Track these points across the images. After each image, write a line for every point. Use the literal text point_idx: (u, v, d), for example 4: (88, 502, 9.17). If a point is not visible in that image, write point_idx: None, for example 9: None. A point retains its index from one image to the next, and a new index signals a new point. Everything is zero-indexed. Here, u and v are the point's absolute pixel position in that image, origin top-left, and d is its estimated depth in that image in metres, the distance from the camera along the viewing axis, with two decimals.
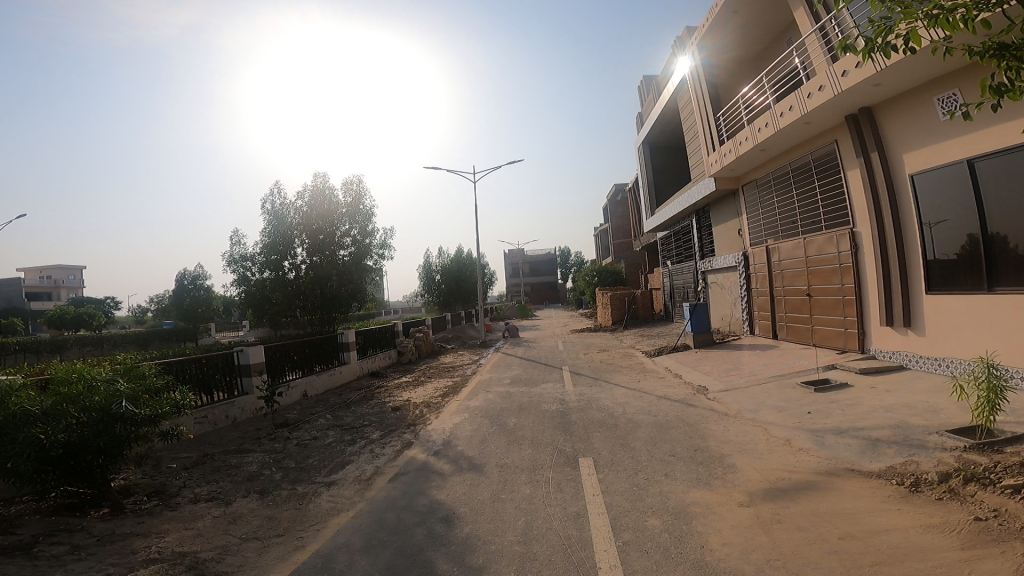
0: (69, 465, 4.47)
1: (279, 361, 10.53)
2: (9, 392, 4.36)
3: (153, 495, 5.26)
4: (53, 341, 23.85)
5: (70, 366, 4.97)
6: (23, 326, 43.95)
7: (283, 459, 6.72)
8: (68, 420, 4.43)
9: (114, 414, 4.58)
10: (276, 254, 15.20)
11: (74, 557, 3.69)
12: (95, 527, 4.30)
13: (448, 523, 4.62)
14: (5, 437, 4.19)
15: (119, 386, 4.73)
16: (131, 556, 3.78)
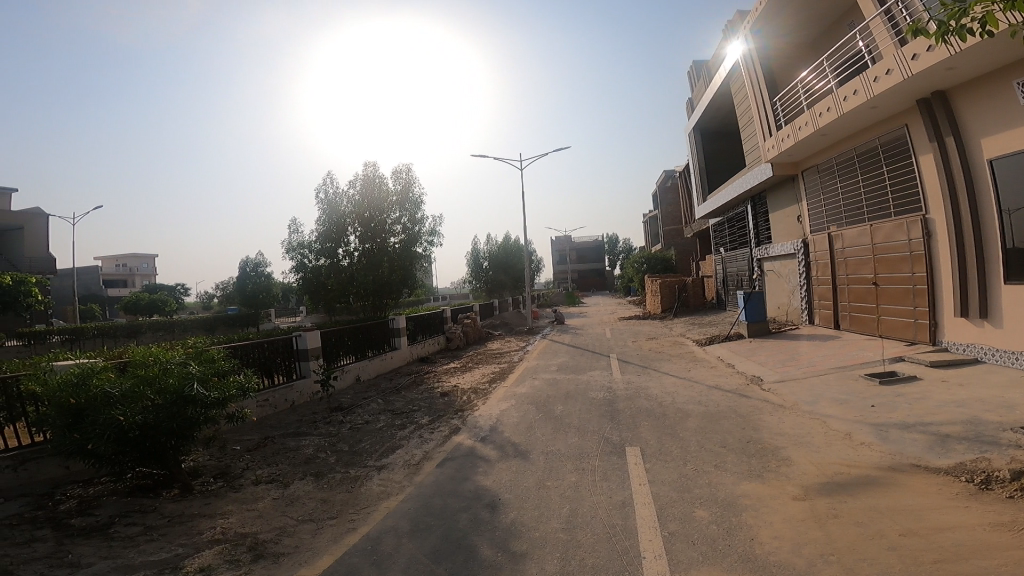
0: (144, 447, 4.82)
1: (334, 346, 10.92)
2: (92, 374, 4.72)
3: (219, 477, 5.60)
4: (128, 325, 25.19)
5: (146, 351, 5.33)
6: (104, 313, 46.46)
7: (337, 443, 7.01)
8: (145, 403, 4.75)
9: (187, 397, 4.91)
10: (330, 241, 15.68)
11: (147, 538, 4.00)
12: (165, 508, 4.63)
13: (493, 509, 4.72)
14: (88, 418, 4.55)
15: (191, 369, 5.06)
16: (197, 537, 4.06)
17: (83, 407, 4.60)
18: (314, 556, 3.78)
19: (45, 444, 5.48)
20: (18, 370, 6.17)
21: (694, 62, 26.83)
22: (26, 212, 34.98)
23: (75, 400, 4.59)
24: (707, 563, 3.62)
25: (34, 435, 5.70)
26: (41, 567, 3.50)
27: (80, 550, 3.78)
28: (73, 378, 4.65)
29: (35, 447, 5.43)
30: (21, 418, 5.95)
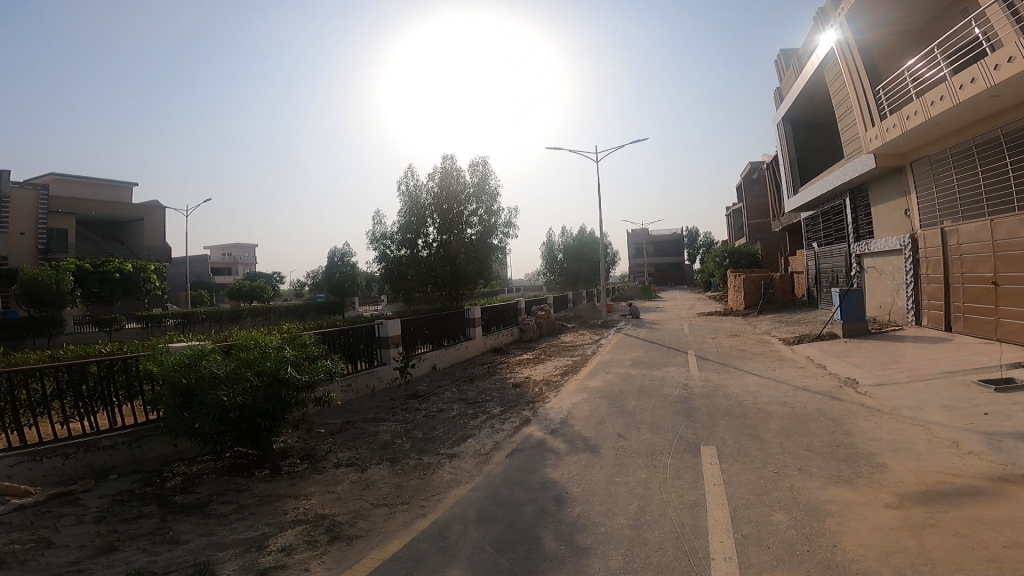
0: (242, 426, 5.30)
1: (412, 335, 11.37)
2: (202, 356, 5.23)
3: (305, 458, 6.04)
4: (231, 311, 27.15)
5: (249, 335, 5.83)
6: (211, 298, 50.36)
7: (413, 430, 7.34)
8: (246, 383, 5.22)
9: (282, 379, 5.34)
10: (411, 232, 16.25)
11: (239, 516, 4.42)
12: (257, 487, 5.07)
13: (560, 502, 4.81)
14: (196, 398, 5.07)
15: (286, 353, 5.49)
16: (283, 516, 4.44)
17: (193, 387, 5.12)
18: (385, 539, 4.03)
19: (158, 422, 6.14)
20: (139, 351, 6.93)
21: (781, 49, 25.47)
22: (145, 204, 38.45)
23: (188, 379, 5.13)
24: (780, 568, 3.53)
25: (151, 412, 6.40)
26: (144, 542, 3.97)
27: (181, 526, 4.24)
28: (186, 359, 5.18)
29: (149, 425, 6.10)
30: (141, 396, 6.70)
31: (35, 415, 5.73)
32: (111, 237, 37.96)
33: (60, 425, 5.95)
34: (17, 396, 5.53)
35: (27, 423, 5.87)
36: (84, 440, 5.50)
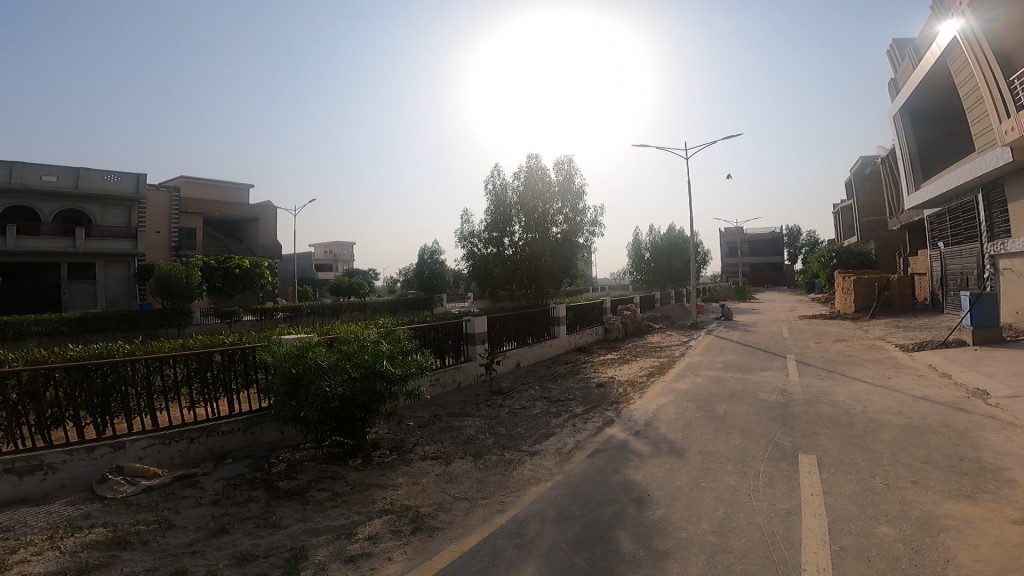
0: (341, 416, 5.65)
1: (498, 333, 11.57)
2: (307, 348, 5.63)
3: (394, 450, 6.33)
4: (332, 306, 28.73)
5: (349, 329, 6.18)
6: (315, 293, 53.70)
7: (496, 426, 7.48)
8: (347, 374, 5.57)
9: (378, 371, 5.64)
10: (497, 230, 16.52)
11: (333, 504, 4.72)
12: (350, 476, 5.39)
13: (640, 504, 4.73)
14: (302, 388, 5.46)
15: (382, 347, 5.79)
16: (371, 505, 4.69)
17: (300, 376, 5.52)
18: (464, 533, 4.15)
19: (267, 411, 6.69)
20: (254, 342, 7.56)
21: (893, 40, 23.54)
22: (259, 205, 41.66)
23: (296, 369, 5.54)
24: None
25: (261, 400, 6.97)
26: (249, 526, 4.33)
27: (281, 511, 4.59)
28: (294, 350, 5.60)
29: (259, 412, 6.66)
30: (254, 384, 7.31)
31: (167, 400, 6.42)
32: (230, 235, 41.46)
33: (186, 409, 6.62)
34: (152, 382, 6.22)
35: (160, 407, 6.58)
36: (205, 426, 6.09)
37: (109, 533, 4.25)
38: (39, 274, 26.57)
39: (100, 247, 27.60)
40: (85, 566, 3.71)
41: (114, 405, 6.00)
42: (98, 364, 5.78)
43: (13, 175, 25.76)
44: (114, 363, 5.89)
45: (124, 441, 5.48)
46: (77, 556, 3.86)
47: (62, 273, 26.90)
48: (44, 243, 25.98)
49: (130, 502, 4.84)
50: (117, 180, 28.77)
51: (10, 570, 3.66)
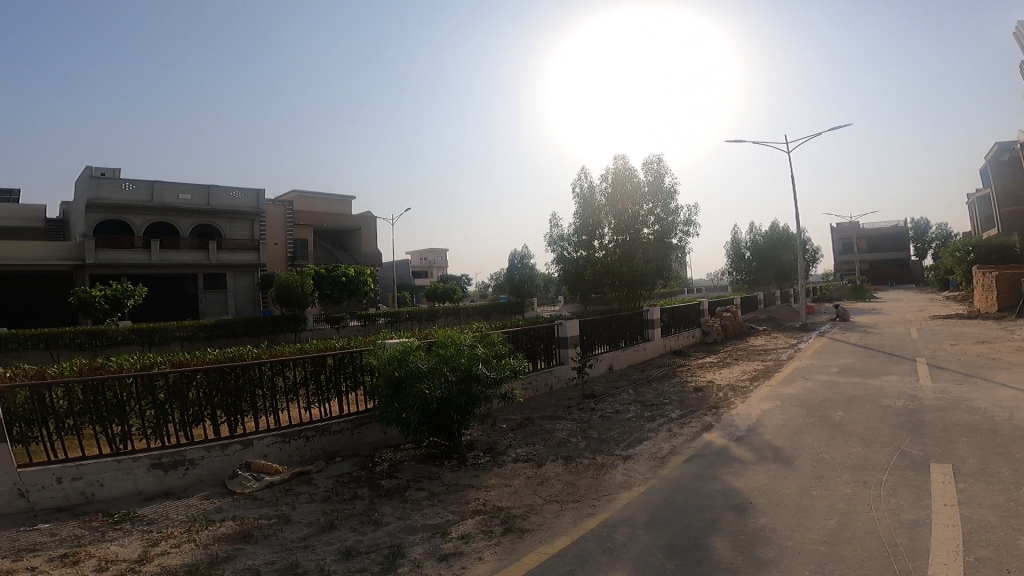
0: (438, 417, 5.80)
1: (590, 336, 11.42)
2: (408, 352, 5.85)
3: (488, 451, 6.40)
4: (428, 311, 29.71)
5: (446, 333, 6.34)
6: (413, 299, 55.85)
7: (589, 429, 7.36)
8: (445, 377, 5.73)
9: (473, 375, 5.77)
10: (586, 234, 16.39)
11: (429, 502, 4.84)
12: (445, 476, 5.51)
13: (741, 511, 4.44)
14: (405, 390, 5.68)
15: (477, 350, 5.91)
16: (465, 505, 4.76)
17: (401, 378, 5.76)
18: (553, 535, 4.10)
19: (372, 412, 7.03)
20: (360, 347, 7.96)
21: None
22: (361, 216, 44.23)
23: (398, 372, 5.77)
24: None
25: (366, 401, 7.32)
26: (355, 522, 4.53)
27: (383, 509, 4.77)
28: (397, 354, 5.84)
29: (365, 413, 7.01)
30: (360, 386, 7.69)
31: (287, 399, 6.90)
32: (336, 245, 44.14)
33: (303, 409, 7.09)
34: (274, 384, 6.71)
35: (282, 407, 7.09)
36: (319, 425, 6.48)
37: (236, 527, 4.61)
38: (180, 283, 29.41)
39: (228, 259, 30.24)
40: (215, 559, 4.04)
41: (240, 406, 6.53)
42: (231, 367, 6.32)
43: (156, 196, 28.80)
44: (243, 366, 6.41)
45: (251, 439, 5.94)
46: (207, 549, 4.22)
47: (198, 284, 29.60)
48: (184, 256, 28.82)
49: (255, 497, 5.25)
50: (239, 197, 31.50)
51: (153, 560, 4.06)
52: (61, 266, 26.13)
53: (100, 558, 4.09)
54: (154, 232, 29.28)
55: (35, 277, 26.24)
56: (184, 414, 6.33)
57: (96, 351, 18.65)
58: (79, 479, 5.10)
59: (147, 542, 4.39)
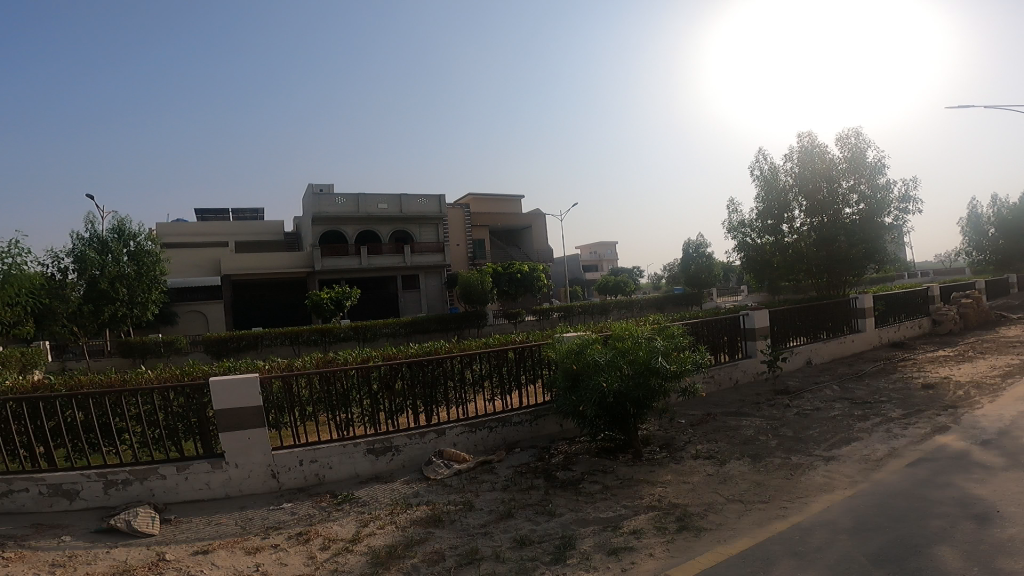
0: (614, 411, 5.58)
1: (784, 328, 10.27)
2: (585, 346, 5.71)
3: (664, 447, 6.00)
4: (603, 304, 29.23)
5: (622, 326, 6.08)
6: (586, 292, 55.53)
7: (782, 427, 6.54)
8: (622, 370, 5.49)
9: (652, 368, 5.46)
10: (772, 218, 14.82)
11: (602, 496, 4.64)
12: (620, 470, 5.27)
13: (983, 520, 3.54)
14: (582, 383, 5.55)
15: (656, 343, 5.58)
16: (638, 500, 4.47)
17: (578, 372, 5.64)
18: (733, 536, 3.66)
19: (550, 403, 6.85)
20: (539, 341, 8.04)
21: None
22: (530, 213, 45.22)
23: (576, 366, 5.66)
24: None
25: (545, 394, 7.33)
26: (530, 512, 4.49)
27: (556, 500, 4.68)
28: (575, 348, 5.74)
29: (543, 405, 6.85)
30: (540, 379, 7.73)
31: (473, 391, 7.15)
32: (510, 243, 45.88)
33: (487, 401, 7.28)
34: (463, 378, 7.03)
35: (470, 398, 7.35)
36: (501, 416, 6.46)
37: (430, 511, 4.70)
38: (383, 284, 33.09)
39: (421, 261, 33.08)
40: (409, 541, 4.16)
41: (433, 398, 6.90)
42: (430, 360, 6.73)
43: (360, 207, 32.60)
44: (437, 360, 6.81)
45: (444, 428, 6.10)
46: (405, 531, 4.37)
47: (399, 285, 32.98)
48: (387, 260, 32.09)
49: (445, 484, 5.34)
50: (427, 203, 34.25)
51: (363, 541, 4.29)
52: (297, 273, 30.74)
53: (324, 537, 4.46)
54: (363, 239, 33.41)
55: (277, 284, 31.34)
56: (388, 404, 6.82)
57: (324, 347, 21.58)
58: (314, 461, 5.60)
59: (358, 522, 4.68)
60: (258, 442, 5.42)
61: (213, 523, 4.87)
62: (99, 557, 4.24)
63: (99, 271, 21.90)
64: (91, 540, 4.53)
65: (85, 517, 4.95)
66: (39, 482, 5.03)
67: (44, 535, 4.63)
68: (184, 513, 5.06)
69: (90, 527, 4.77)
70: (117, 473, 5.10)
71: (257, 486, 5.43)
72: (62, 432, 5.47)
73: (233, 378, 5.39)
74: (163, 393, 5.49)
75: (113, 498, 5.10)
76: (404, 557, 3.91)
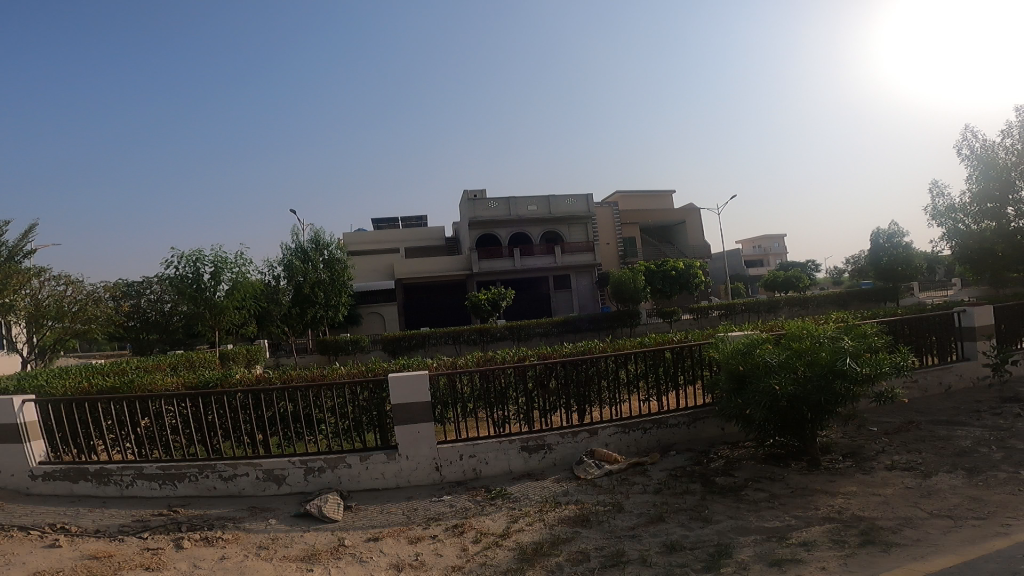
0: (788, 416, 4.90)
1: (1014, 325, 8.46)
2: (755, 345, 5.10)
3: (849, 456, 5.19)
4: (769, 301, 26.57)
5: (801, 324, 5.35)
6: (749, 287, 51.47)
7: (1013, 439, 5.32)
8: (797, 373, 4.82)
9: (838, 370, 4.68)
10: (994, 202, 12.41)
11: (768, 505, 4.17)
12: (793, 478, 4.67)
13: None
14: (750, 385, 4.97)
15: (843, 343, 4.78)
16: (813, 511, 3.97)
17: (746, 373, 5.07)
18: (935, 552, 3.24)
19: (711, 405, 6.27)
20: (700, 340, 7.45)
21: None
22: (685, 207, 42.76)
23: (743, 367, 5.09)
24: None
25: (705, 397, 6.77)
26: (684, 517, 4.16)
27: (714, 506, 4.29)
28: (742, 347, 5.16)
29: (703, 406, 6.30)
30: (700, 380, 7.16)
31: (628, 391, 6.81)
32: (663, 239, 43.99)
33: (642, 401, 6.90)
34: (617, 377, 6.72)
35: (624, 397, 7.05)
36: (655, 417, 6.04)
37: (577, 510, 4.55)
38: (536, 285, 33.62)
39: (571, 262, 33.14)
40: (556, 539, 4.03)
41: (587, 397, 6.69)
42: (587, 359, 6.49)
43: (512, 210, 33.66)
44: (592, 359, 6.57)
45: (596, 427, 5.83)
46: (552, 529, 4.25)
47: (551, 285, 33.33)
48: (538, 261, 32.57)
49: (595, 484, 5.13)
50: (573, 202, 34.66)
51: (511, 536, 4.24)
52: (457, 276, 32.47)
53: (477, 530, 4.45)
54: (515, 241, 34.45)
55: (442, 287, 33.47)
56: (542, 402, 6.73)
57: (484, 346, 22.56)
58: (472, 456, 5.58)
59: (509, 518, 4.61)
60: (426, 436, 5.51)
61: (386, 510, 5.05)
62: (294, 541, 4.51)
63: (303, 277, 24.86)
64: (290, 524, 4.82)
65: (288, 501, 5.27)
66: (256, 467, 5.39)
67: (255, 517, 4.97)
68: (364, 501, 5.25)
69: (291, 511, 5.08)
70: (315, 460, 5.40)
71: (422, 478, 5.51)
72: (274, 422, 5.92)
73: (406, 373, 5.51)
74: (352, 387, 5.80)
75: (311, 484, 5.41)
76: (549, 555, 3.81)
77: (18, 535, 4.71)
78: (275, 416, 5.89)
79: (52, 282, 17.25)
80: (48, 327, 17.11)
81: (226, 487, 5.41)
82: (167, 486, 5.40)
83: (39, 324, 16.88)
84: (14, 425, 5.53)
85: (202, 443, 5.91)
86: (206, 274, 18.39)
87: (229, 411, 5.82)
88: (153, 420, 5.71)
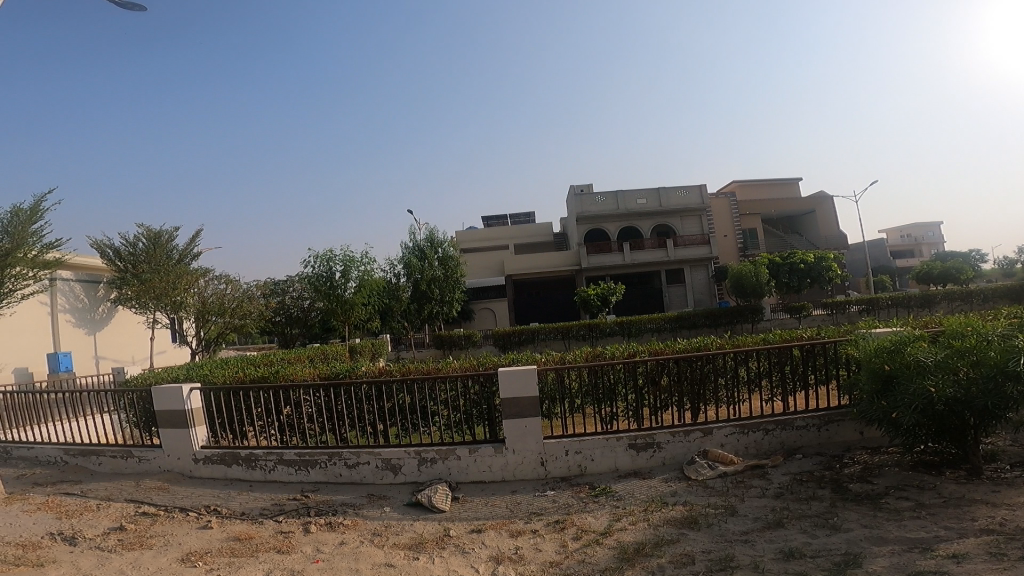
0: (946, 422, 4.18)
1: None
2: (906, 343, 4.40)
3: (1022, 466, 4.38)
4: (922, 295, 23.39)
5: (966, 321, 4.59)
6: (896, 279, 46.00)
7: None
8: (959, 375, 4.10)
9: (1012, 372, 3.90)
10: None
11: (913, 514, 3.69)
12: (946, 488, 4.08)
13: None
14: (898, 387, 4.31)
15: (1018, 341, 3.98)
16: (969, 522, 3.49)
17: (893, 375, 4.41)
18: None
19: (847, 406, 5.57)
20: (837, 337, 6.60)
21: None
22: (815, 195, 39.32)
23: (890, 366, 4.42)
24: None
25: (842, 399, 5.93)
26: (808, 524, 3.75)
27: (847, 514, 3.83)
28: (888, 345, 4.49)
29: (838, 407, 5.60)
30: (833, 380, 6.38)
31: (748, 391, 6.18)
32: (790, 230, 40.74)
33: (765, 402, 6.27)
34: (737, 375, 6.09)
35: (744, 396, 6.44)
36: (780, 417, 5.48)
37: (685, 512, 4.23)
38: (648, 279, 32.66)
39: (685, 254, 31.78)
40: (659, 540, 3.77)
41: (702, 396, 6.12)
42: (702, 356, 5.82)
43: (620, 203, 33.04)
44: (708, 356, 5.90)
45: (711, 427, 5.40)
46: (656, 530, 3.97)
47: (663, 279, 32.12)
48: (650, 255, 31.58)
49: (707, 486, 4.74)
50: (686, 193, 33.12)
51: (613, 535, 4.00)
52: (567, 272, 32.32)
53: (578, 527, 4.25)
54: (625, 235, 33.69)
55: (554, 283, 33.49)
56: (652, 400, 6.31)
57: (592, 341, 22.32)
58: (579, 452, 5.38)
59: (612, 516, 4.38)
60: (534, 431, 5.37)
61: (491, 503, 4.95)
62: (405, 529, 4.53)
63: (420, 274, 26.17)
64: (402, 513, 4.85)
65: (401, 489, 5.34)
66: (376, 455, 5.50)
67: (373, 504, 5.06)
68: (471, 493, 5.21)
69: (405, 499, 5.13)
70: (428, 451, 5.43)
71: (528, 473, 5.39)
72: (393, 412, 6.02)
73: (516, 369, 5.39)
74: (463, 381, 5.78)
75: (423, 473, 5.45)
76: (651, 557, 3.56)
77: (177, 516, 4.99)
78: (394, 407, 6.03)
79: (215, 281, 19.50)
80: (212, 322, 19.58)
81: (350, 474, 5.55)
82: (302, 471, 5.61)
83: (205, 319, 19.33)
84: (183, 411, 5.88)
85: (332, 432, 6.16)
86: (338, 272, 19.87)
87: (357, 402, 6.01)
88: (293, 409, 6.02)
